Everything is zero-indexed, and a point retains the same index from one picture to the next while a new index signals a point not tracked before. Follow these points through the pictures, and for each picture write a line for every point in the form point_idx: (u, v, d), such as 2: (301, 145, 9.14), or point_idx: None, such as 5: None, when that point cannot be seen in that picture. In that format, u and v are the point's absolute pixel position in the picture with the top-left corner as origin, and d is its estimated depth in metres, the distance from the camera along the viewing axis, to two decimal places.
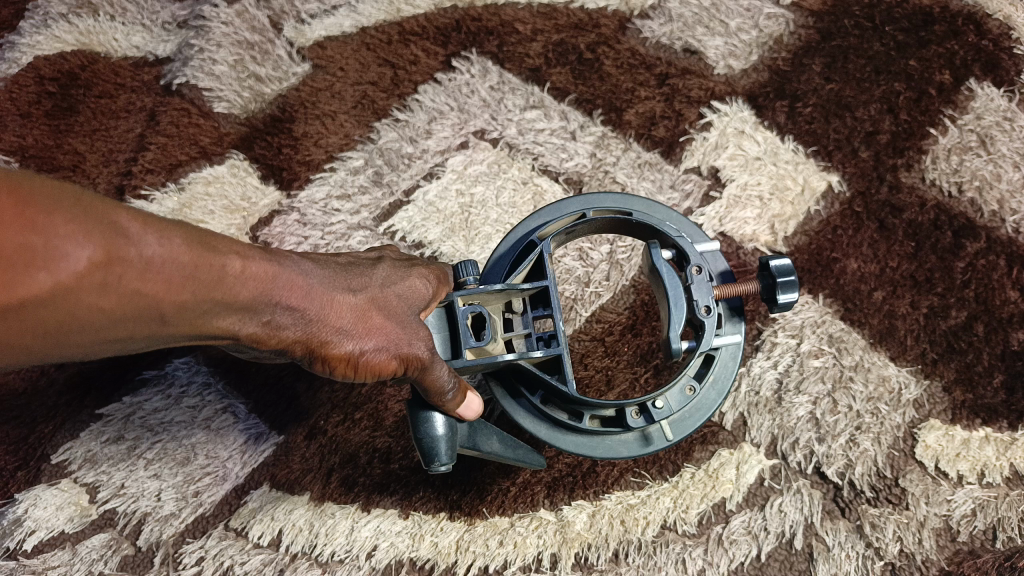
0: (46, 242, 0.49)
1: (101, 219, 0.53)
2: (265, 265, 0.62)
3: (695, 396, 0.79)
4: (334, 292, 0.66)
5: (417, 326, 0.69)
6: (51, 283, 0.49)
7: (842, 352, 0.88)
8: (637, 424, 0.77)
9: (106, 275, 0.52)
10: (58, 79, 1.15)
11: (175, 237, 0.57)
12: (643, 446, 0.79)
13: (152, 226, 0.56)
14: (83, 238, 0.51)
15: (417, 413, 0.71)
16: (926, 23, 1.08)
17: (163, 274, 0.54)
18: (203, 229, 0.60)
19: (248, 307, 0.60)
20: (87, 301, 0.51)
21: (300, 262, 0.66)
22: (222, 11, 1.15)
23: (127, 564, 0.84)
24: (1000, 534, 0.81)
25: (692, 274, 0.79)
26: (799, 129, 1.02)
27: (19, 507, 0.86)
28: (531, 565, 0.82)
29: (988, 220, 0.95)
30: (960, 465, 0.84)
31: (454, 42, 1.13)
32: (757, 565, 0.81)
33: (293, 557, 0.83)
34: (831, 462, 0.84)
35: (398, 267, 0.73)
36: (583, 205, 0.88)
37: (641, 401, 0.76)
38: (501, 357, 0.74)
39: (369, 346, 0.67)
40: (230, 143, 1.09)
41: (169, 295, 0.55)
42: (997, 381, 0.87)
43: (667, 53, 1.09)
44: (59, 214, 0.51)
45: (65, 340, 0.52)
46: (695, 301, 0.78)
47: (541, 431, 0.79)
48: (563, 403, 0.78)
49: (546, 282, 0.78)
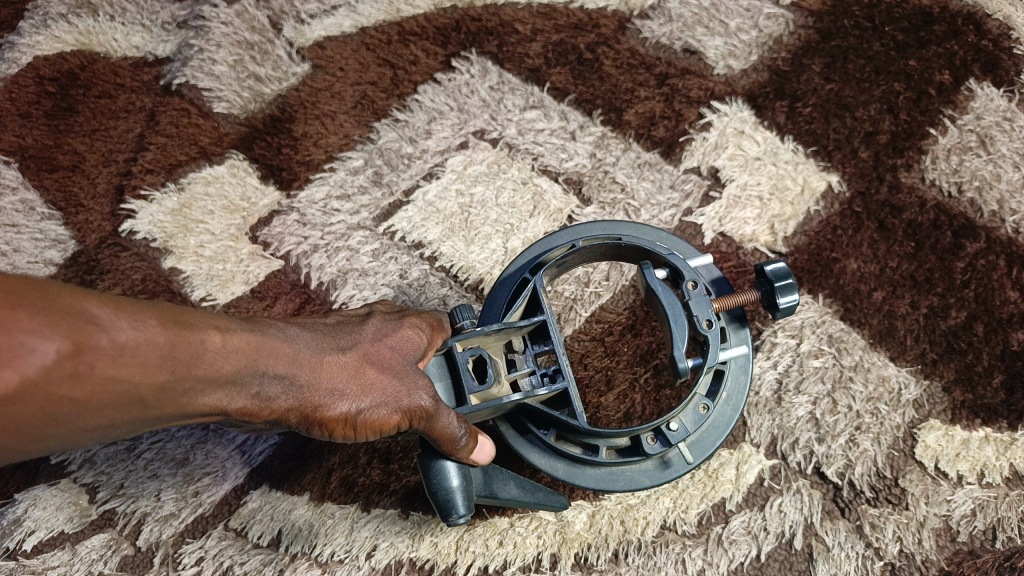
0: (13, 340, 0.50)
1: (68, 310, 0.54)
2: (247, 336, 0.63)
3: (710, 413, 0.79)
4: (322, 355, 0.67)
5: (415, 376, 0.70)
6: (18, 379, 0.50)
7: (842, 351, 0.88)
8: (655, 449, 0.78)
9: (77, 366, 0.53)
10: (59, 80, 1.15)
11: (149, 319, 0.58)
12: (663, 471, 0.79)
13: (126, 311, 0.57)
14: (50, 332, 0.52)
15: (430, 467, 0.73)
16: (925, 24, 1.08)
17: (137, 358, 0.56)
18: (179, 306, 0.61)
19: (233, 381, 0.62)
20: (59, 393, 0.53)
21: (286, 328, 0.67)
22: (222, 11, 1.16)
23: (126, 564, 0.84)
24: (999, 534, 0.81)
25: (689, 289, 0.80)
26: (799, 129, 1.02)
27: (19, 507, 0.85)
28: (531, 566, 0.81)
29: (988, 220, 0.95)
30: (960, 465, 0.84)
31: (454, 42, 1.13)
32: (757, 565, 0.81)
33: (293, 558, 0.82)
34: (831, 462, 0.84)
35: (391, 320, 0.74)
36: (573, 237, 0.89)
37: (654, 427, 0.77)
38: (506, 399, 0.74)
39: (367, 404, 0.68)
40: (229, 142, 1.09)
41: (146, 379, 0.57)
42: (997, 381, 0.87)
43: (667, 52, 1.09)
44: (24, 308, 0.51)
45: (42, 433, 0.54)
46: (694, 315, 0.79)
47: (558, 469, 0.79)
48: (575, 436, 0.78)
49: (543, 319, 0.79)
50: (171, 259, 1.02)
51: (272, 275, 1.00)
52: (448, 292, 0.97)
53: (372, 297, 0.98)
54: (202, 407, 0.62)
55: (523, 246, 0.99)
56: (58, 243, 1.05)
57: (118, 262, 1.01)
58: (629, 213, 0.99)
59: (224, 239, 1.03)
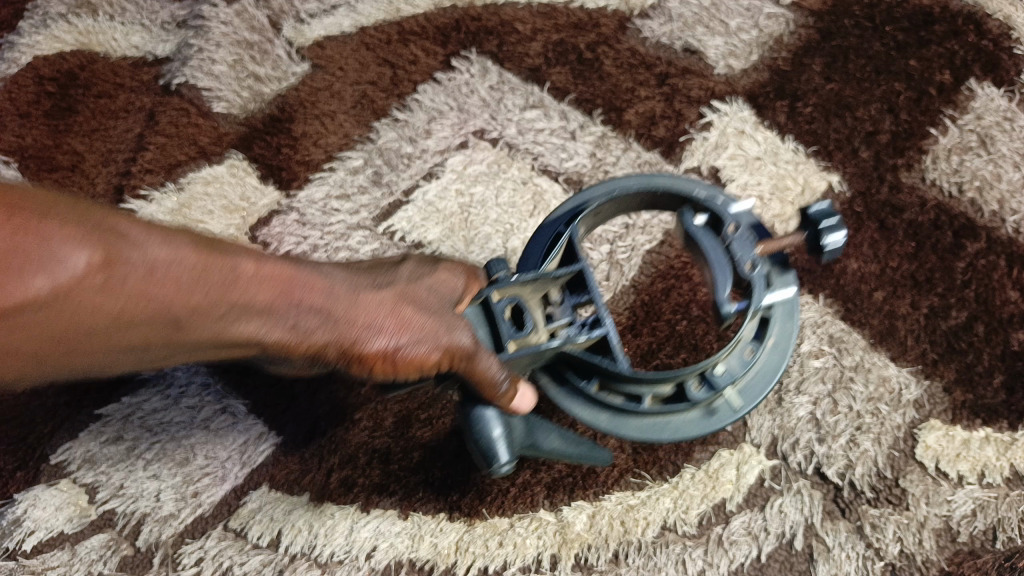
0: (50, 249, 0.55)
1: (105, 228, 0.59)
2: (279, 267, 0.65)
3: (756, 358, 0.77)
4: (358, 291, 0.68)
5: (453, 316, 0.69)
6: (52, 285, 0.54)
7: (842, 352, 0.88)
8: (700, 396, 0.75)
9: (108, 278, 0.57)
10: (58, 79, 1.15)
11: (181, 243, 0.62)
12: (709, 420, 0.76)
13: (158, 232, 0.62)
14: (82, 244, 0.57)
15: (473, 417, 0.72)
16: (926, 24, 1.08)
17: (168, 273, 0.60)
18: (212, 237, 0.65)
19: (266, 309, 0.63)
20: (90, 303, 0.56)
21: (322, 267, 0.69)
22: (222, 11, 1.16)
23: (126, 564, 0.83)
24: (1000, 534, 0.81)
25: (731, 234, 0.78)
26: (799, 129, 1.02)
27: (18, 508, 0.85)
28: (531, 566, 0.81)
29: (988, 220, 0.95)
30: (960, 466, 0.83)
31: (454, 42, 1.13)
32: (757, 565, 0.81)
33: (292, 558, 0.82)
34: (832, 463, 0.84)
35: (425, 264, 0.73)
36: (607, 189, 0.84)
37: (700, 372, 0.74)
38: (547, 346, 0.72)
39: (405, 340, 0.67)
40: (229, 142, 1.09)
41: (177, 295, 0.59)
42: (997, 381, 0.86)
43: (667, 52, 1.09)
44: (60, 222, 0.57)
45: (76, 350, 0.57)
46: (737, 259, 0.77)
47: (601, 419, 0.76)
48: (617, 387, 0.75)
49: (581, 267, 0.76)
50: None
51: None
52: None
53: None
54: (238, 337, 0.63)
55: (523, 247, 0.99)
56: None
57: None
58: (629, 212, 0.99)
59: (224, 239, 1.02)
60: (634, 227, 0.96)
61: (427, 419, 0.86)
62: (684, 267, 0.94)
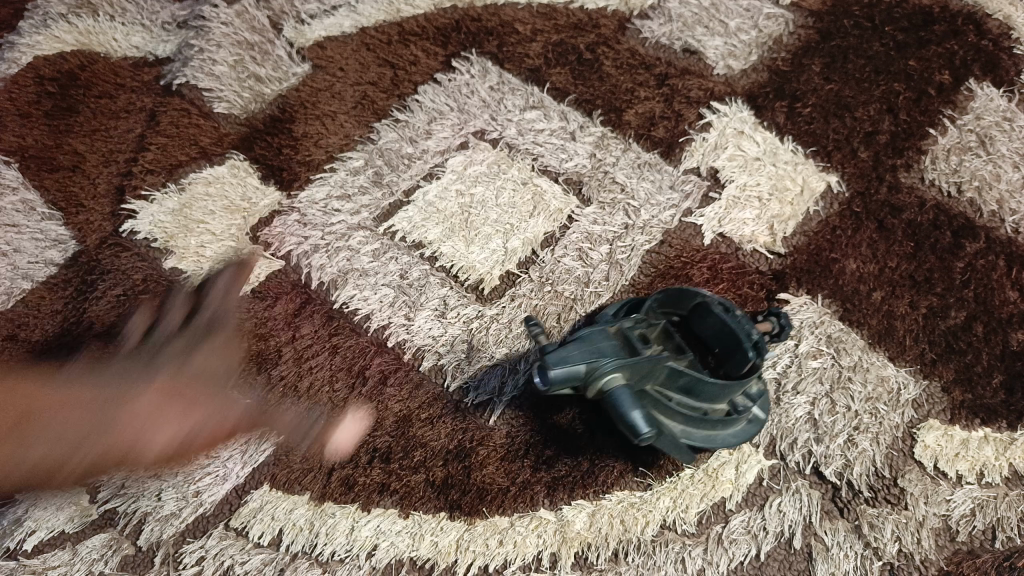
0: (106, 385, 0.90)
1: (122, 369, 0.91)
2: (188, 343, 0.93)
3: (767, 382, 0.86)
4: (268, 363, 0.92)
5: (299, 296, 0.97)
6: (72, 400, 0.88)
7: (841, 351, 0.88)
8: (746, 405, 0.82)
9: (120, 383, 0.89)
10: (58, 79, 1.17)
11: (170, 356, 0.91)
12: (755, 426, 0.83)
13: (148, 355, 0.92)
14: (75, 374, 0.90)
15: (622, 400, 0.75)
16: (925, 24, 1.09)
17: (161, 387, 0.89)
18: (185, 344, 0.93)
19: (211, 392, 0.90)
20: (126, 423, 0.87)
21: (231, 355, 0.93)
22: (222, 11, 1.17)
23: (127, 564, 0.84)
24: (999, 534, 0.81)
25: (753, 304, 0.87)
26: (799, 129, 1.02)
27: (19, 508, 0.86)
28: (531, 565, 0.81)
29: (987, 220, 0.95)
30: (960, 465, 0.84)
31: (454, 42, 1.15)
32: (757, 564, 0.81)
33: (293, 557, 0.82)
34: (830, 462, 0.84)
35: (219, 282, 0.97)
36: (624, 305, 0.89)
37: (745, 387, 0.81)
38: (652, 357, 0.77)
39: (310, 349, 0.92)
40: (230, 142, 1.10)
41: (161, 402, 0.88)
42: (997, 381, 0.87)
43: (666, 53, 1.11)
44: (98, 367, 0.91)
45: (124, 457, 0.87)
46: (760, 318, 0.86)
47: (678, 429, 0.78)
48: (692, 398, 0.80)
49: (666, 322, 0.84)
50: (172, 259, 1.01)
51: (273, 275, 0.99)
52: (448, 292, 0.95)
53: (372, 297, 0.95)
54: (210, 428, 0.88)
55: (522, 246, 0.97)
56: (58, 243, 1.05)
57: (119, 262, 1.01)
58: (628, 212, 0.98)
59: (225, 239, 1.02)
60: (634, 227, 0.97)
61: (427, 419, 0.87)
62: (683, 268, 0.95)
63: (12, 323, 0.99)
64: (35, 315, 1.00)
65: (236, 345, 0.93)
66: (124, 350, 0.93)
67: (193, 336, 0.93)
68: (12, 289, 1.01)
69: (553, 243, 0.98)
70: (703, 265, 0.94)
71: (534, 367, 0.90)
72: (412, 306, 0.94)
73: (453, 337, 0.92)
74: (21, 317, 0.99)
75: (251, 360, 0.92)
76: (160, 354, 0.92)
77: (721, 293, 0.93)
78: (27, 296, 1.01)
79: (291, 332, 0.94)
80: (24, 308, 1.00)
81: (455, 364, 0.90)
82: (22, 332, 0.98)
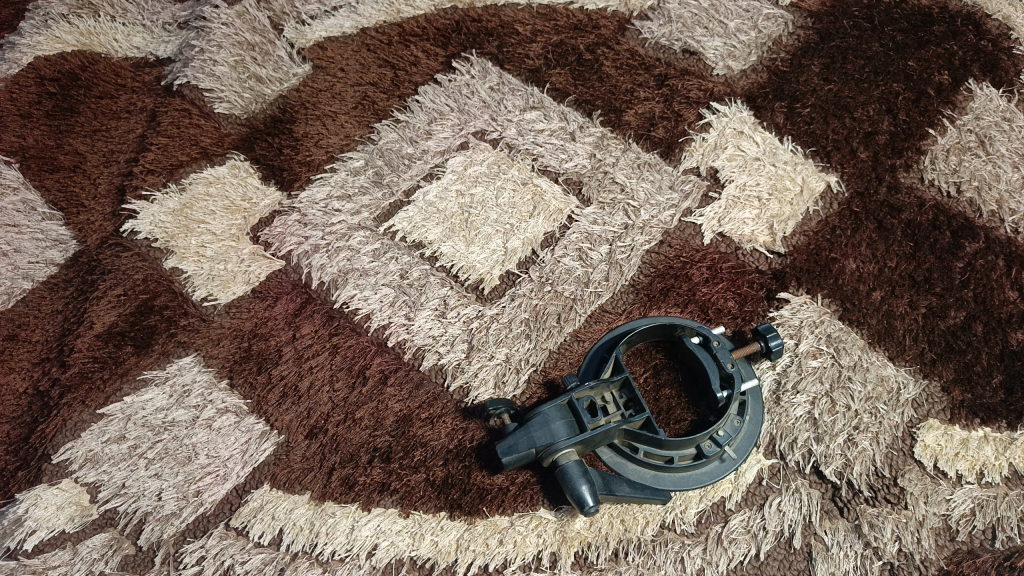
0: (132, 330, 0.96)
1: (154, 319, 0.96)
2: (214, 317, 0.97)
3: (743, 426, 0.81)
4: (279, 346, 0.93)
5: (297, 292, 0.97)
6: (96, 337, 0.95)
7: (840, 351, 0.87)
8: (714, 450, 0.78)
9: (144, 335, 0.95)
10: (58, 79, 1.19)
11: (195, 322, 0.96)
12: (728, 466, 0.79)
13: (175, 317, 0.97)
14: (107, 316, 0.96)
15: (566, 479, 0.74)
16: (925, 24, 1.11)
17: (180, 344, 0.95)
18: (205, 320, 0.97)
19: (224, 362, 0.93)
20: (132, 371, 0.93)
21: (257, 330, 0.95)
22: (222, 12, 1.19)
23: (127, 564, 0.82)
24: (999, 533, 0.78)
25: (717, 346, 0.83)
26: (798, 129, 1.03)
27: (19, 507, 0.84)
28: (531, 565, 0.79)
29: (987, 221, 0.95)
30: (959, 465, 0.81)
31: (455, 43, 1.17)
32: (757, 564, 0.79)
33: (293, 557, 0.80)
34: (830, 462, 0.82)
35: (241, 266, 1.00)
36: (608, 346, 0.88)
37: (709, 433, 0.77)
38: (590, 433, 0.75)
39: (292, 355, 0.92)
40: (230, 142, 1.11)
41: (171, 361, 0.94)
42: (997, 381, 0.85)
43: (667, 53, 1.13)
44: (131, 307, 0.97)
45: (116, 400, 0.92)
46: (722, 363, 0.81)
47: (646, 477, 0.80)
48: (657, 448, 0.78)
49: (625, 375, 0.81)
50: (172, 259, 1.01)
51: (273, 275, 1.00)
52: (448, 292, 0.95)
53: (372, 297, 0.95)
54: (150, 386, 0.92)
55: (522, 246, 0.97)
56: (58, 243, 1.05)
57: (119, 262, 1.01)
58: (628, 212, 0.99)
59: (225, 238, 1.02)
60: (634, 227, 0.97)
61: (427, 418, 0.87)
62: (683, 268, 0.94)
63: (12, 323, 0.99)
64: (35, 315, 1.00)
65: (236, 345, 0.94)
66: (123, 350, 0.94)
67: (190, 337, 0.95)
68: (12, 289, 1.01)
69: (553, 243, 0.98)
70: (703, 265, 0.94)
71: (534, 367, 0.89)
72: (412, 306, 0.94)
73: (453, 337, 0.92)
74: (22, 317, 1.00)
75: (251, 359, 0.92)
76: (158, 354, 0.94)
77: (721, 293, 0.92)
78: (28, 296, 1.01)
79: (291, 332, 0.94)
80: (23, 307, 1.00)
81: (456, 364, 0.90)
82: (22, 332, 0.98)
